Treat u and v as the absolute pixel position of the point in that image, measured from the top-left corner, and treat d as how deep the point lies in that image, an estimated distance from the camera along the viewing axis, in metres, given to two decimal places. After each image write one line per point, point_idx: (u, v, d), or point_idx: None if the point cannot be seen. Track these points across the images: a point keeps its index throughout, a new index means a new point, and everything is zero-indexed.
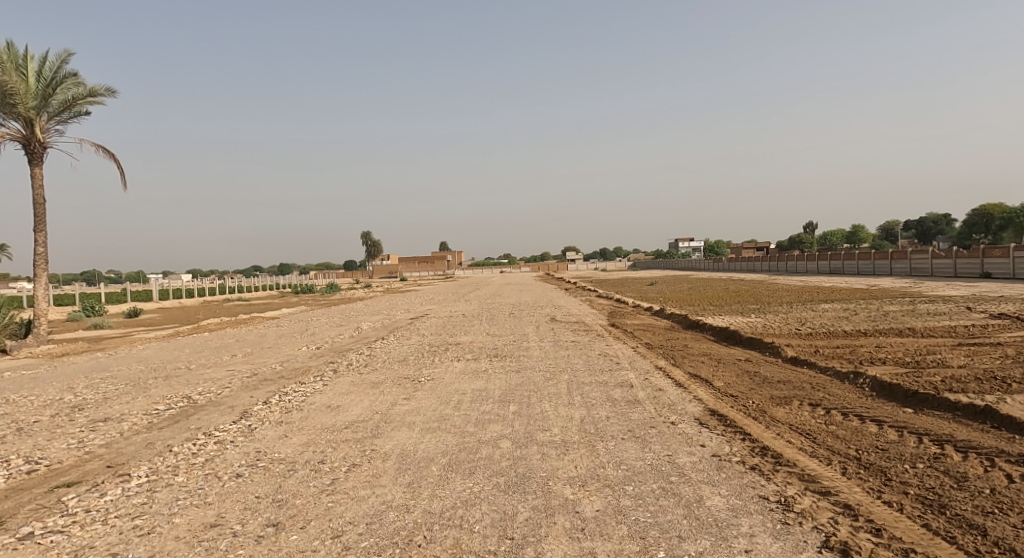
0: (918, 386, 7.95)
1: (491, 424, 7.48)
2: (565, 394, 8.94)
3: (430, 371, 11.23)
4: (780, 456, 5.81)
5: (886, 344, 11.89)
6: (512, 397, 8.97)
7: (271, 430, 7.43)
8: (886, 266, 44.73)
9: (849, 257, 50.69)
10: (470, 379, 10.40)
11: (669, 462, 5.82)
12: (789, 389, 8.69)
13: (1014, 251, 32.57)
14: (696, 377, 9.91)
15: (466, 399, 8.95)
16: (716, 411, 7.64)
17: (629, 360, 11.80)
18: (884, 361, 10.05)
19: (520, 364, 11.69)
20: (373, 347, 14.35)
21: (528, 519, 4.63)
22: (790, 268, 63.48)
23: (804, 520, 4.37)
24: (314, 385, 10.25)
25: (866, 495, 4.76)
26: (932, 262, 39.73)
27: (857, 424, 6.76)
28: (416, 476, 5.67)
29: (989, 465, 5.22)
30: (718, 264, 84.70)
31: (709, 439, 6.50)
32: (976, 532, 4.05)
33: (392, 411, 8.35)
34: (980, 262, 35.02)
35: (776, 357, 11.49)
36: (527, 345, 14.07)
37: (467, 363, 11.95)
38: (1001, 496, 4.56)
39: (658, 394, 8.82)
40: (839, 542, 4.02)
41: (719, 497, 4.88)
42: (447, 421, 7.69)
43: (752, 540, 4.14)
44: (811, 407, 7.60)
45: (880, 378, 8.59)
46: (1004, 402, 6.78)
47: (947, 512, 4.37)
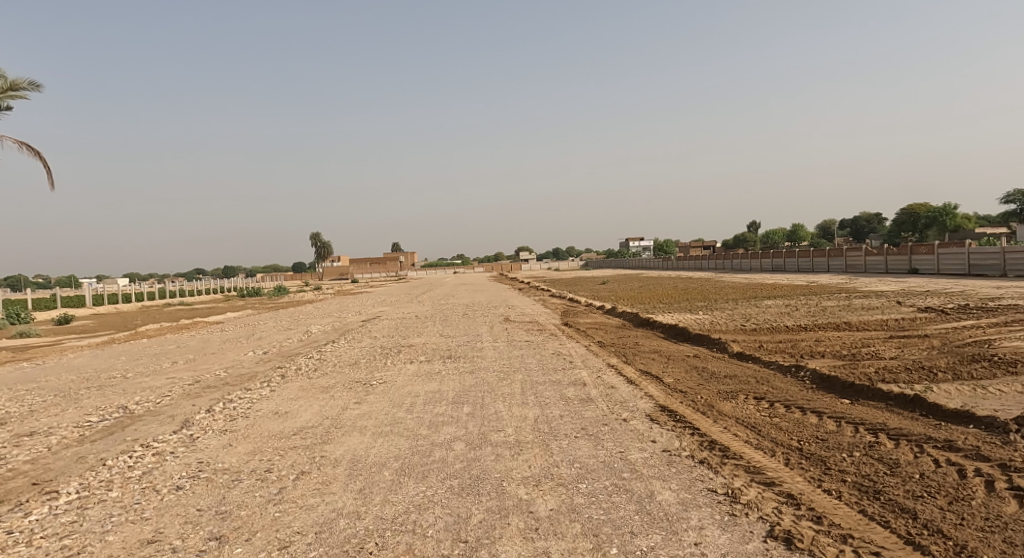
0: (854, 378, 8.34)
1: (444, 426, 7.41)
2: (519, 394, 8.96)
3: (382, 374, 11.04)
4: (727, 449, 5.97)
5: (825, 337, 12.41)
6: (465, 398, 8.91)
7: (214, 439, 7.15)
8: (825, 263, 46.84)
9: (789, 254, 52.79)
10: (423, 381, 10.27)
11: (621, 458, 5.90)
12: (734, 384, 8.95)
13: (938, 248, 34.61)
14: (646, 374, 10.10)
15: (419, 401, 8.83)
16: (666, 407, 7.80)
17: (582, 359, 11.89)
18: (823, 354, 10.49)
19: (474, 364, 11.64)
20: (323, 351, 14.00)
21: (482, 521, 4.60)
22: (735, 266, 65.60)
23: (750, 511, 4.50)
24: (259, 391, 9.90)
25: (807, 485, 4.94)
26: (866, 259, 41.82)
27: (798, 416, 7.02)
28: (367, 481, 5.56)
29: (918, 451, 5.52)
30: (667, 263, 86.69)
31: (659, 434, 6.62)
32: (907, 516, 4.26)
33: (343, 415, 8.16)
34: (908, 259, 37.07)
35: (722, 352, 11.83)
36: (480, 346, 14.05)
37: (420, 365, 11.80)
38: (930, 480, 4.82)
39: (610, 391, 8.95)
40: (782, 531, 4.16)
41: (669, 492, 4.98)
42: (399, 424, 7.57)
43: (701, 532, 4.24)
44: (756, 401, 7.87)
45: (819, 371, 8.96)
46: (931, 391, 7.17)
47: (881, 497, 4.59)
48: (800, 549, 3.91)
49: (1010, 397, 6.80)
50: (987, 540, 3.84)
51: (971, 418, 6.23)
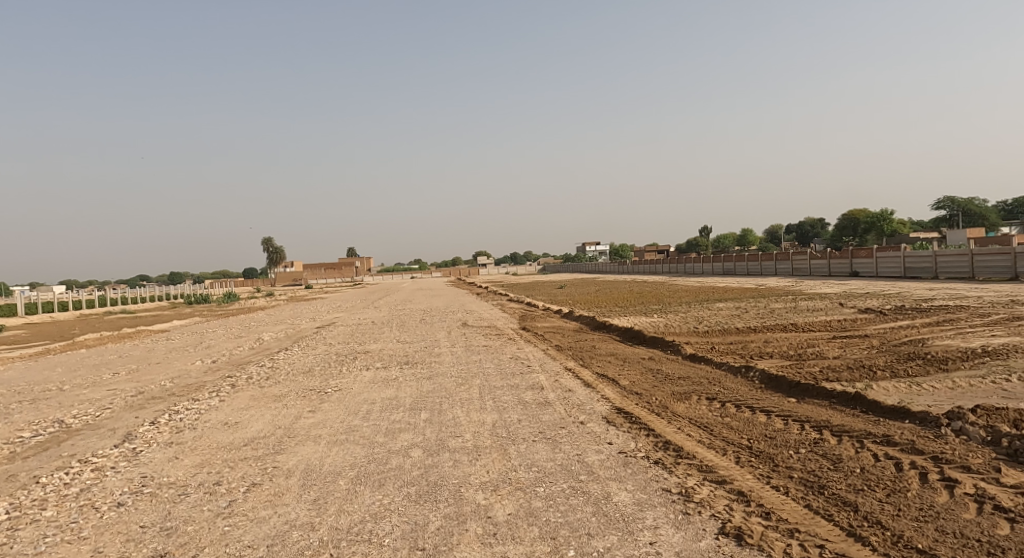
0: (800, 377, 8.66)
1: (402, 433, 7.32)
2: (477, 399, 8.94)
3: (338, 381, 10.82)
4: (680, 449, 6.10)
5: (772, 338, 12.86)
6: (423, 404, 8.82)
7: (159, 452, 6.87)
8: (772, 267, 48.55)
9: (739, 258, 54.49)
10: (380, 388, 10.13)
11: (578, 461, 5.95)
12: (688, 385, 9.17)
13: (876, 252, 36.36)
14: (603, 377, 10.24)
15: (376, 409, 8.71)
16: (622, 409, 7.92)
17: (540, 363, 11.96)
18: (771, 354, 10.86)
19: (432, 370, 11.55)
20: (276, 359, 13.63)
21: (439, 528, 4.56)
22: (688, 270, 67.30)
23: (703, 509, 4.62)
24: (208, 401, 9.56)
25: (757, 482, 5.09)
26: (810, 263, 43.57)
27: (748, 415, 7.24)
28: (321, 491, 5.43)
29: (860, 446, 5.77)
30: (623, 267, 88.19)
31: (616, 436, 6.72)
32: (849, 509, 4.44)
33: (296, 424, 7.97)
34: (850, 262, 38.76)
35: (676, 354, 12.11)
36: (438, 351, 13.97)
37: (376, 372, 11.62)
38: (869, 474, 5.05)
39: (567, 394, 9.02)
40: (733, 528, 4.28)
41: (625, 493, 5.05)
42: (355, 432, 7.45)
43: (656, 531, 4.32)
44: (708, 401, 8.07)
45: (767, 371, 9.27)
46: (871, 389, 7.52)
47: (825, 492, 4.78)
48: (750, 545, 4.03)
49: (942, 393, 7.19)
50: (921, 529, 4.04)
51: (907, 413, 6.56)
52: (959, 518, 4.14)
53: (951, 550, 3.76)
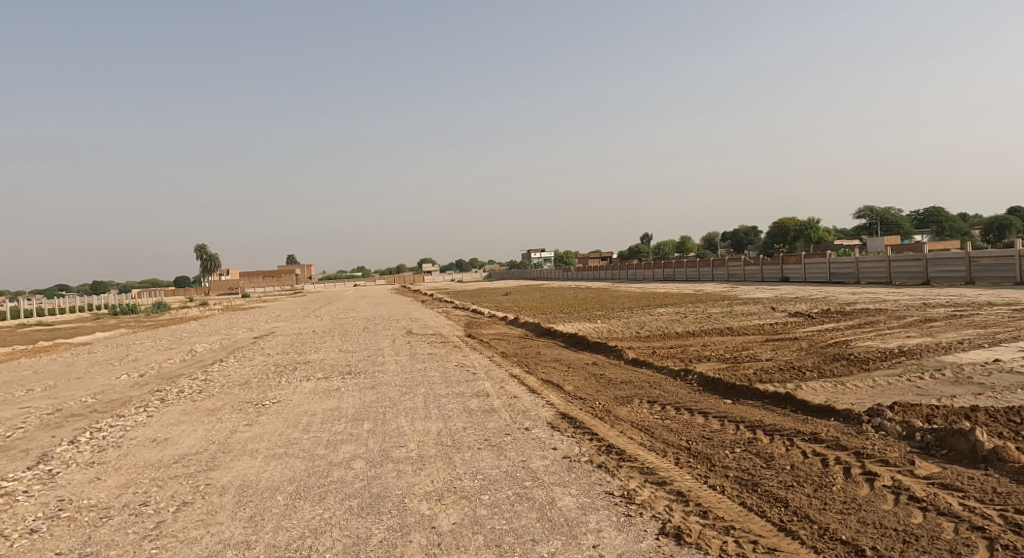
0: (735, 379, 9.00)
1: (344, 444, 7.15)
2: (421, 408, 8.83)
3: (276, 393, 10.45)
4: (622, 452, 6.23)
5: (710, 342, 13.32)
6: (366, 414, 8.64)
7: (79, 474, 6.43)
8: (709, 273, 50.32)
9: (678, 265, 56.23)
10: (321, 399, 9.85)
11: (523, 467, 5.97)
12: (629, 389, 9.36)
13: (805, 258, 38.28)
14: (548, 383, 10.32)
15: (316, 420, 8.46)
16: (566, 414, 8.01)
17: (485, 370, 11.94)
18: (709, 357, 11.26)
19: (375, 379, 11.33)
20: (209, 371, 13.03)
21: (382, 541, 4.47)
22: (631, 276, 68.88)
23: (644, 510, 4.72)
24: (134, 418, 9.03)
25: (695, 482, 5.25)
26: (745, 269, 45.41)
27: (687, 417, 7.46)
28: (258, 508, 5.23)
29: (790, 444, 6.04)
30: (567, 274, 89.28)
31: (560, 441, 6.79)
32: (780, 504, 4.64)
33: (231, 439, 7.65)
34: (781, 268, 40.66)
35: (619, 359, 12.36)
36: (382, 360, 13.73)
37: (317, 382, 11.29)
38: (799, 470, 5.29)
39: (513, 401, 9.04)
40: (673, 527, 4.39)
41: (569, 497, 5.10)
42: (294, 445, 7.21)
43: (599, 535, 4.38)
44: (649, 404, 8.28)
45: (705, 374, 9.59)
46: (800, 389, 7.91)
47: (758, 489, 4.97)
48: (688, 543, 4.14)
49: (863, 391, 7.63)
50: (845, 521, 4.27)
51: (832, 411, 6.93)
52: (878, 509, 4.39)
53: (872, 539, 3.98)
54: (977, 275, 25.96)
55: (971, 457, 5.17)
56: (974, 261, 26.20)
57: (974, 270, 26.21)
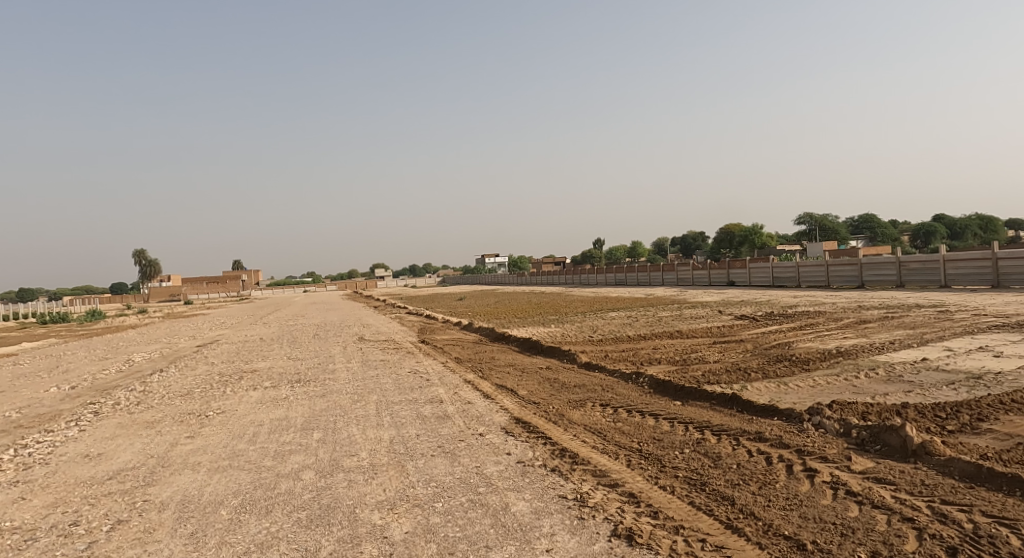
0: (684, 381, 9.22)
1: (292, 455, 6.94)
2: (373, 416, 8.68)
3: (220, 404, 10.05)
4: (576, 455, 6.28)
5: (660, 345, 13.61)
6: (315, 424, 8.42)
7: (1, 495, 6.01)
8: (659, 277, 51.47)
9: (629, 269, 57.32)
10: (268, 409, 9.55)
11: (477, 473, 5.94)
12: (582, 392, 9.46)
13: (749, 263, 39.67)
14: (502, 388, 10.32)
15: (263, 431, 8.19)
16: (520, 419, 8.03)
17: (439, 376, 11.84)
18: (659, 360, 11.50)
19: (325, 387, 11.07)
20: (148, 382, 12.43)
21: (332, 553, 4.36)
22: (583, 280, 69.81)
23: (597, 513, 4.76)
24: (64, 433, 8.52)
25: (646, 483, 5.34)
26: (693, 273, 46.68)
27: (638, 419, 7.59)
28: (200, 524, 5.01)
29: (736, 443, 6.22)
30: (521, 279, 89.69)
31: (514, 446, 6.79)
32: (727, 502, 4.77)
33: (172, 452, 7.31)
34: (727, 272, 41.98)
35: (572, 363, 12.48)
36: (332, 367, 13.41)
37: (265, 392, 10.93)
38: (744, 469, 5.46)
39: (466, 406, 9.00)
40: (625, 529, 4.44)
41: (523, 502, 5.10)
42: (240, 457, 6.95)
43: (552, 539, 4.39)
44: (602, 407, 8.38)
45: (655, 376, 9.79)
46: (746, 389, 8.17)
47: (706, 488, 5.10)
48: (639, 544, 4.20)
49: (804, 390, 7.95)
50: (787, 517, 4.42)
51: (775, 410, 7.18)
52: (818, 504, 4.57)
53: (813, 534, 4.13)
54: (906, 279, 27.46)
55: (901, 451, 5.46)
56: (903, 265, 27.71)
57: (903, 274, 27.71)
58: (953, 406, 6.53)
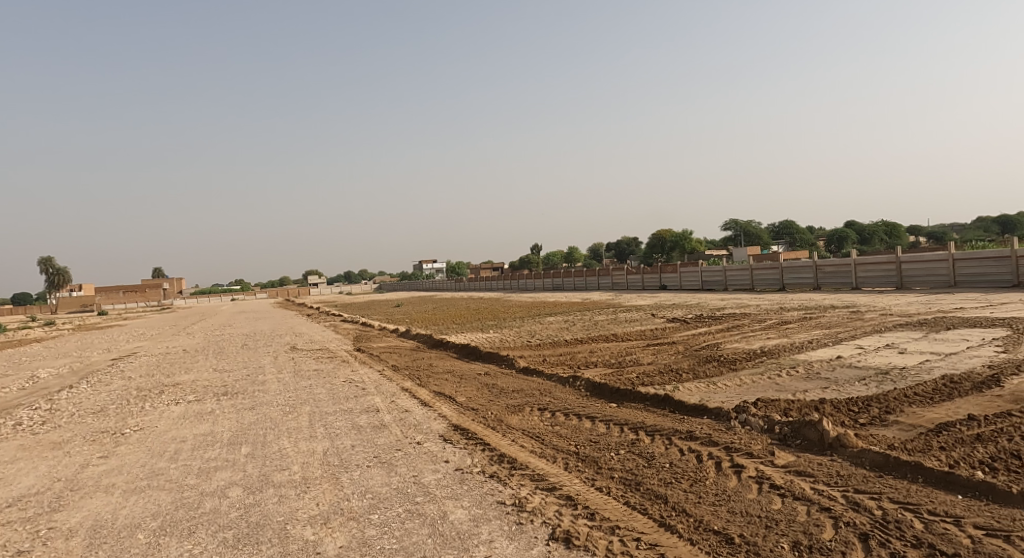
0: (620, 383, 9.42)
1: (218, 472, 6.60)
2: (306, 427, 8.38)
3: (138, 420, 9.43)
4: (514, 460, 6.28)
5: (597, 349, 13.86)
6: (243, 438, 8.04)
7: None
8: (595, 282, 52.58)
9: (566, 274, 58.29)
10: (191, 424, 9.05)
11: (415, 482, 5.84)
12: (521, 397, 9.49)
13: (679, 267, 41.14)
14: (440, 395, 10.21)
15: (186, 447, 7.75)
16: (459, 425, 7.96)
17: (375, 384, 11.58)
18: (596, 364, 11.71)
19: (254, 400, 10.61)
20: (56, 399, 11.52)
21: None
22: (521, 285, 70.40)
23: (535, 517, 4.78)
24: None
25: (583, 485, 5.42)
26: (627, 278, 47.96)
27: (575, 422, 7.69)
28: (114, 550, 4.67)
29: (669, 443, 6.41)
30: (459, 285, 89.39)
31: (452, 453, 6.73)
32: (661, 501, 4.89)
33: (83, 474, 6.80)
34: (659, 277, 43.34)
35: (510, 368, 12.50)
36: (262, 378, 12.88)
37: (187, 406, 10.35)
38: (677, 468, 5.62)
39: (403, 415, 8.84)
40: (562, 531, 4.48)
41: (461, 510, 5.05)
42: (159, 476, 6.55)
43: (490, 546, 4.36)
44: (539, 412, 8.44)
45: (592, 379, 9.95)
46: (677, 390, 8.44)
47: (641, 487, 5.22)
48: (577, 546, 4.24)
49: (731, 389, 8.29)
50: (716, 512, 4.58)
51: (705, 409, 7.45)
52: (744, 499, 4.77)
53: (740, 527, 4.30)
54: (823, 281, 29.21)
55: (819, 444, 5.78)
56: (819, 269, 29.48)
57: (820, 277, 29.48)
58: (865, 400, 6.98)
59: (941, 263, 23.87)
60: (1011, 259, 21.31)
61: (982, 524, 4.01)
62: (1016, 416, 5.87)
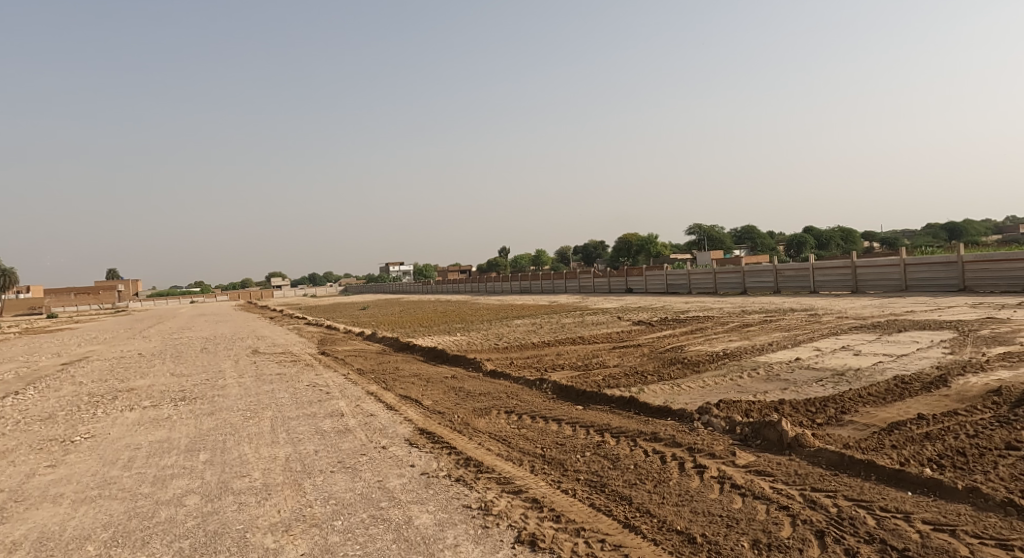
0: (586, 386, 9.49)
1: (174, 479, 6.39)
2: (268, 433, 8.18)
3: (89, 427, 9.07)
4: (480, 464, 6.26)
5: (564, 351, 13.93)
6: (201, 444, 7.80)
7: None
8: (563, 285, 52.91)
9: (534, 277, 58.50)
10: (147, 430, 8.74)
11: (379, 487, 5.76)
12: (488, 400, 9.47)
13: (645, 271, 41.70)
14: (406, 398, 10.10)
15: (140, 455, 7.48)
16: (425, 429, 7.89)
17: (340, 388, 11.39)
18: (563, 366, 11.76)
19: (214, 405, 10.32)
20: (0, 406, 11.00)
21: None
22: (489, 287, 70.30)
23: (500, 520, 4.77)
24: None
25: (549, 487, 5.43)
26: (594, 281, 48.37)
27: (541, 425, 7.72)
28: None
29: (634, 444, 6.48)
30: (427, 287, 88.77)
31: (418, 458, 6.66)
32: (625, 502, 4.94)
33: (29, 484, 6.50)
34: (625, 280, 43.85)
35: (477, 371, 12.46)
36: (221, 383, 12.54)
37: (143, 412, 10.00)
38: (641, 469, 5.68)
39: (369, 419, 8.72)
40: (528, 534, 4.48)
41: (426, 514, 5.01)
42: (112, 485, 6.31)
43: (456, 550, 4.34)
44: (506, 415, 8.44)
45: (559, 382, 10.00)
46: (642, 392, 8.54)
47: (606, 489, 5.26)
48: (542, 549, 4.25)
49: (695, 391, 8.44)
50: (679, 512, 4.65)
51: (669, 411, 7.57)
52: (706, 499, 4.85)
53: (702, 527, 4.37)
54: (783, 285, 29.99)
55: (778, 444, 5.92)
56: (779, 273, 30.27)
57: (780, 281, 30.27)
58: (822, 400, 7.19)
59: (893, 268, 24.79)
60: (958, 264, 22.26)
61: (930, 519, 4.17)
62: (962, 415, 6.12)
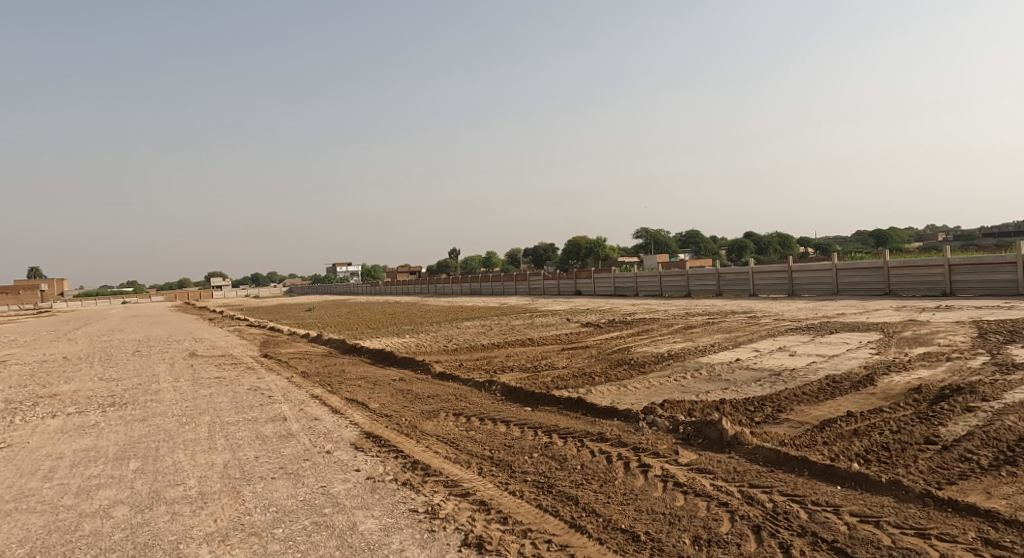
0: (535, 387, 9.54)
1: (101, 490, 6.05)
2: (205, 439, 7.85)
3: (6, 436, 8.46)
4: (427, 467, 6.19)
5: (513, 353, 13.97)
6: (132, 452, 7.41)
7: None
8: (512, 286, 53.09)
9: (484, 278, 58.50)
10: (71, 438, 8.23)
11: (323, 493, 5.61)
12: (436, 403, 9.39)
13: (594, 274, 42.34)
14: (352, 402, 9.89)
15: (63, 464, 7.04)
16: (371, 433, 7.74)
17: (283, 391, 11.06)
18: (512, 368, 11.78)
19: (146, 410, 9.83)
20: None
21: None
22: (439, 289, 69.85)
23: (447, 523, 4.73)
24: None
25: (496, 489, 5.42)
26: (543, 282, 48.76)
27: (490, 426, 7.70)
28: None
29: (581, 445, 6.55)
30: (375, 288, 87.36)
31: (364, 462, 6.53)
32: (571, 502, 4.98)
33: None
34: (574, 282, 44.39)
35: (426, 373, 12.34)
36: (155, 387, 11.96)
37: (67, 419, 9.42)
38: (587, 469, 5.74)
39: (313, 423, 8.49)
40: (475, 537, 4.46)
41: (372, 520, 4.91)
42: (31, 498, 5.90)
43: (400, 554, 4.27)
44: (454, 417, 8.38)
45: (508, 383, 10.01)
46: (589, 393, 8.67)
47: (553, 490, 5.29)
48: (489, 551, 4.24)
49: (640, 391, 8.62)
50: (624, 511, 4.72)
51: (615, 411, 7.70)
52: (650, 497, 4.95)
53: (645, 525, 4.46)
54: (724, 288, 31.01)
55: (719, 442, 6.12)
56: (721, 276, 31.31)
57: (722, 284, 31.31)
58: (760, 399, 7.48)
59: (826, 272, 26.04)
60: (884, 269, 23.52)
61: (857, 511, 4.39)
62: (887, 412, 6.48)
